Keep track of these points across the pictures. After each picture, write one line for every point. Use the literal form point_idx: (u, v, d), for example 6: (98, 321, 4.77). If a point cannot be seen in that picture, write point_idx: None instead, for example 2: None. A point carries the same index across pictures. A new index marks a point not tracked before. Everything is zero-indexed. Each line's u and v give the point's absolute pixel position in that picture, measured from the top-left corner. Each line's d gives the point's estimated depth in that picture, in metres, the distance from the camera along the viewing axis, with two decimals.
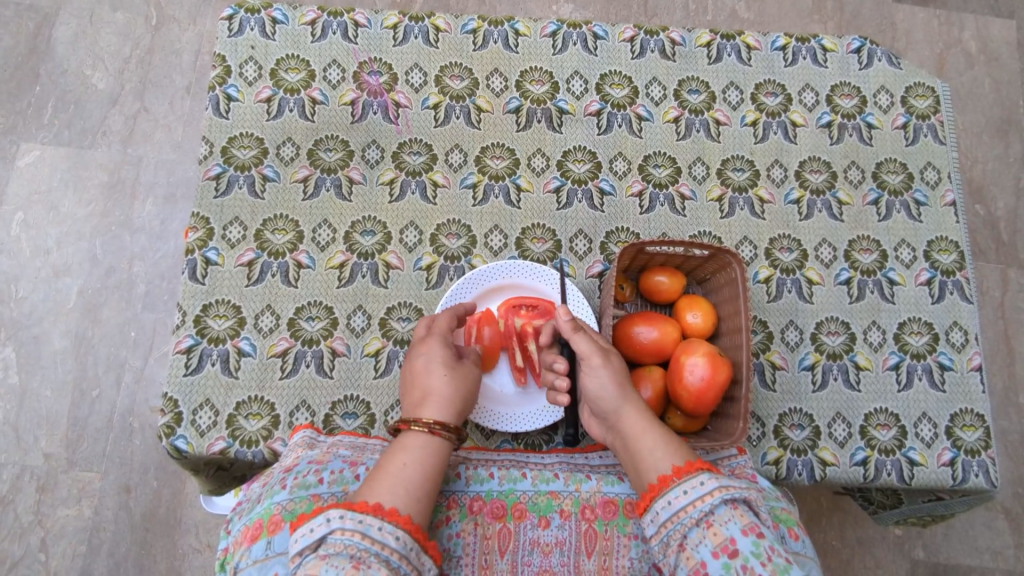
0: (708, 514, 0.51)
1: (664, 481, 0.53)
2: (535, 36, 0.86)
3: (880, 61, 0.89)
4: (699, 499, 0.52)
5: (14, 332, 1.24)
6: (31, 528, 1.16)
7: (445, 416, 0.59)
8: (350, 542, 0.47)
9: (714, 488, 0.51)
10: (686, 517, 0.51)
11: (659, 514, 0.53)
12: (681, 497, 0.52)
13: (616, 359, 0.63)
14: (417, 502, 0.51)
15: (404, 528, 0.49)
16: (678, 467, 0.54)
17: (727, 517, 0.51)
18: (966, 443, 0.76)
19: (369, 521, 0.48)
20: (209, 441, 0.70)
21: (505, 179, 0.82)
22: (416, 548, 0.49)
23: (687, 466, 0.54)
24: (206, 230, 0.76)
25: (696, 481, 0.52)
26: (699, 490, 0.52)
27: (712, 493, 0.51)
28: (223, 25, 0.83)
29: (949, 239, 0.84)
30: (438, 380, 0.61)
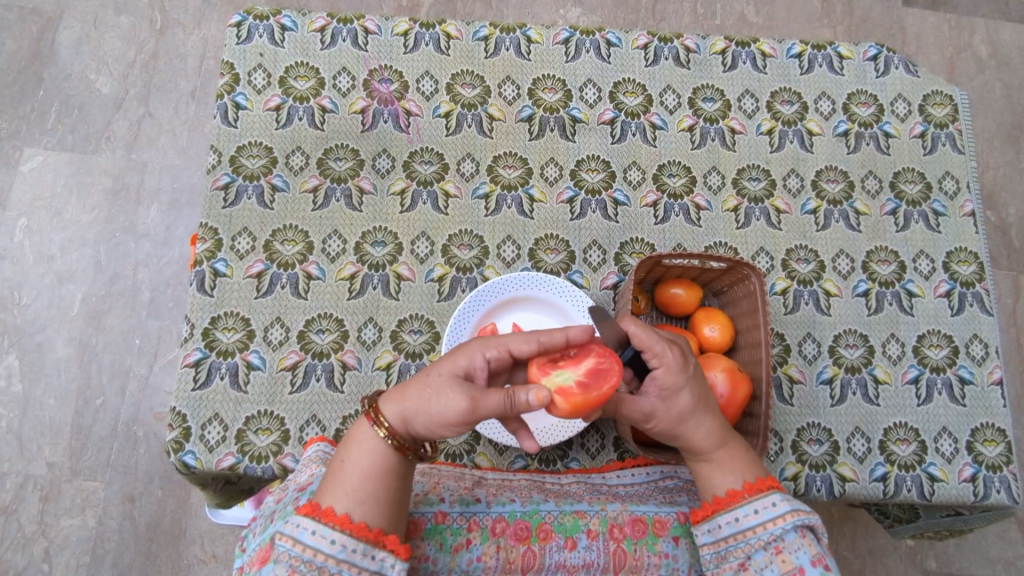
0: (777, 539, 0.53)
1: (733, 496, 0.55)
2: (547, 43, 0.85)
3: (898, 69, 0.88)
4: (769, 521, 0.54)
5: (17, 339, 1.23)
6: (34, 537, 1.15)
7: (391, 414, 0.54)
8: (283, 548, 0.50)
9: (786, 512, 0.53)
10: (752, 538, 0.54)
11: (722, 528, 0.55)
12: (751, 517, 0.54)
13: (661, 414, 0.56)
14: (363, 503, 0.52)
15: (340, 530, 0.51)
16: (750, 484, 0.56)
17: (797, 545, 0.52)
18: (987, 459, 0.75)
19: (303, 525, 0.50)
20: (218, 457, 0.69)
21: (517, 189, 0.80)
22: (359, 547, 0.50)
23: (759, 485, 0.56)
24: (215, 241, 0.75)
25: (768, 502, 0.54)
26: (770, 512, 0.54)
27: (784, 517, 0.53)
28: (230, 32, 0.81)
29: (969, 250, 0.82)
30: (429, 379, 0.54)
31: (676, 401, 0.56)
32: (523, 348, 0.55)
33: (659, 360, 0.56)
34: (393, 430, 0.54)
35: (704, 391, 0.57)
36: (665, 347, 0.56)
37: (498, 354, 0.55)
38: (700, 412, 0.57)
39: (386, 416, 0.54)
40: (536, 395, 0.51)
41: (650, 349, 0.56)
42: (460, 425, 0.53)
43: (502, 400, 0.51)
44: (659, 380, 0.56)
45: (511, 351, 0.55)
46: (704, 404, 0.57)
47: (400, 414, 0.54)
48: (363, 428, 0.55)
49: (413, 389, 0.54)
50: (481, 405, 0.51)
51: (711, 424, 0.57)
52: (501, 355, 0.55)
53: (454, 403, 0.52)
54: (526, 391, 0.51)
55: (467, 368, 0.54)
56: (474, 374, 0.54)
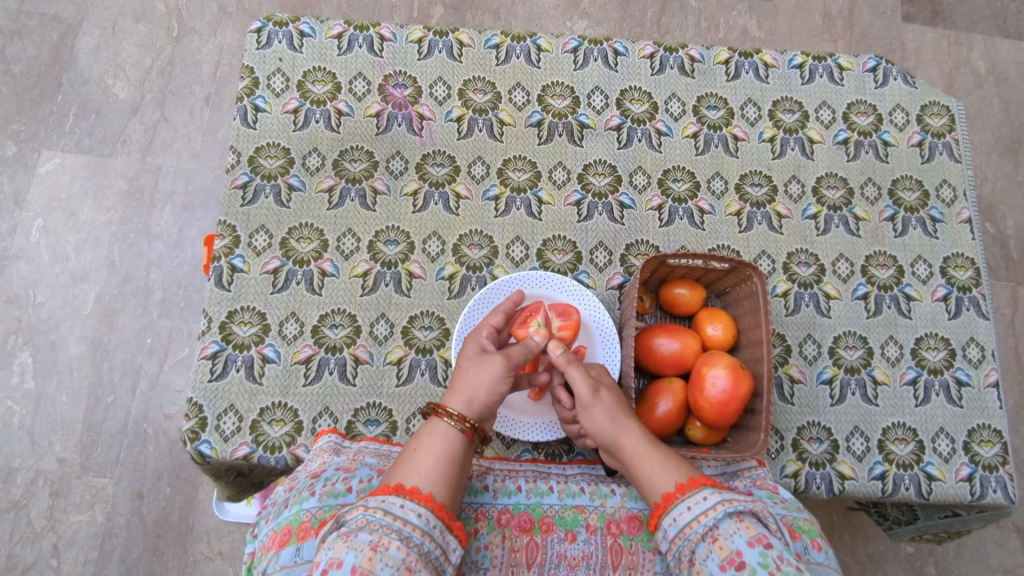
0: (712, 528, 0.53)
1: (668, 498, 0.56)
2: (557, 51, 0.88)
3: (896, 80, 0.90)
4: (703, 514, 0.53)
5: (32, 337, 1.25)
6: (44, 533, 1.16)
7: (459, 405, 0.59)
8: (372, 518, 0.48)
9: (717, 502, 0.53)
10: (691, 533, 0.53)
11: (667, 531, 0.55)
12: (686, 513, 0.54)
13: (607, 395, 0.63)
14: (443, 483, 0.53)
15: (425, 505, 0.50)
16: (682, 483, 0.56)
17: (732, 530, 0.52)
18: (984, 459, 0.77)
19: (390, 499, 0.50)
20: (233, 446, 0.71)
21: (527, 192, 0.83)
22: (438, 525, 0.50)
23: (691, 483, 0.56)
24: (233, 238, 0.77)
25: (699, 497, 0.54)
26: (702, 505, 0.54)
27: (715, 507, 0.53)
28: (251, 37, 0.84)
29: (966, 256, 0.84)
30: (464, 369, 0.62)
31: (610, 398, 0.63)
32: (498, 320, 0.69)
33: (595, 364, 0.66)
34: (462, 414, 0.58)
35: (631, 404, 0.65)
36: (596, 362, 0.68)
37: (488, 335, 0.67)
38: (630, 412, 0.63)
39: (452, 408, 0.58)
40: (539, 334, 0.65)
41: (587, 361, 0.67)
42: (509, 375, 0.62)
43: (521, 348, 0.64)
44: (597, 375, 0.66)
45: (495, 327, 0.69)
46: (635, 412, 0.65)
47: (465, 402, 0.59)
48: (430, 424, 0.58)
49: (457, 382, 0.61)
50: (512, 351, 0.63)
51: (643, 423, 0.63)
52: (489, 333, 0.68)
53: (494, 361, 0.62)
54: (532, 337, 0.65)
55: (478, 350, 0.65)
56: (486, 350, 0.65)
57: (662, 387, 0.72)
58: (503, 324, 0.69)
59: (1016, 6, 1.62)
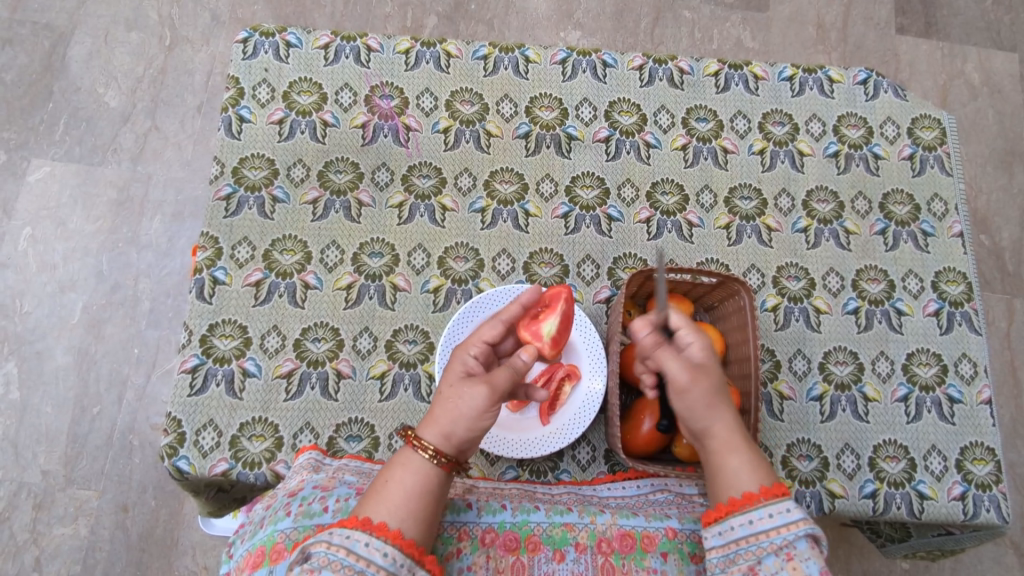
0: (789, 545, 0.51)
1: (749, 498, 0.53)
2: (545, 63, 0.87)
3: (886, 93, 0.90)
4: (783, 526, 0.51)
5: (17, 347, 1.24)
6: (26, 546, 1.15)
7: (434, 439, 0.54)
8: (335, 558, 0.48)
9: (801, 518, 0.51)
10: (764, 541, 0.51)
11: (735, 529, 0.52)
12: (765, 520, 0.52)
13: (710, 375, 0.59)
14: (414, 518, 0.51)
15: (392, 543, 0.49)
16: (766, 487, 0.53)
17: (809, 554, 0.50)
18: (977, 477, 0.76)
19: (355, 536, 0.48)
20: (212, 462, 0.70)
21: (513, 204, 0.82)
22: (406, 563, 0.49)
23: (776, 489, 0.53)
24: (215, 249, 0.77)
25: (783, 507, 0.52)
26: (785, 517, 0.51)
27: (798, 523, 0.51)
28: (237, 48, 0.84)
29: (957, 270, 0.84)
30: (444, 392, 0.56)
31: (704, 380, 0.59)
32: (492, 333, 0.61)
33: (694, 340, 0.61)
34: (438, 449, 0.53)
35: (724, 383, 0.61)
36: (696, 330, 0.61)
37: (478, 349, 0.60)
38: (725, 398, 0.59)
39: (427, 442, 0.53)
40: (529, 354, 0.58)
41: (683, 329, 0.61)
42: (493, 405, 0.55)
43: (508, 371, 0.57)
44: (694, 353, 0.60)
45: (487, 340, 0.60)
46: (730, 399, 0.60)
47: (439, 435, 0.53)
48: (404, 454, 0.54)
49: (436, 409, 0.55)
50: (496, 379, 0.55)
51: (732, 413, 0.58)
52: (479, 347, 0.60)
53: (475, 390, 0.55)
54: (520, 357, 0.58)
55: (463, 369, 0.58)
56: (473, 371, 0.58)
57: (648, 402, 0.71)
58: (500, 336, 0.61)
59: (1009, 18, 1.62)
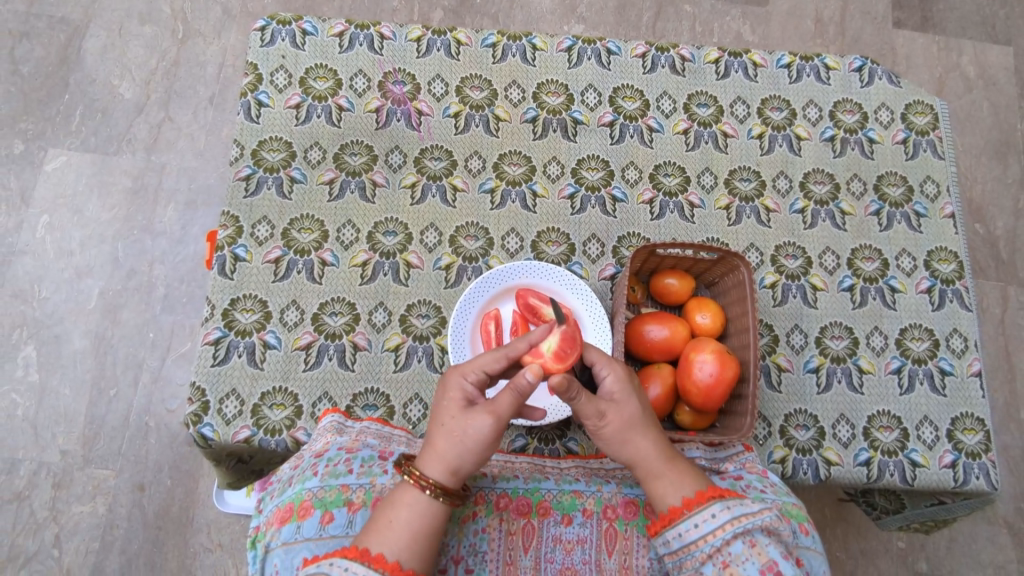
0: (720, 550, 0.55)
1: (675, 513, 0.56)
2: (551, 51, 0.91)
3: (880, 80, 0.93)
4: (710, 533, 0.55)
5: (36, 331, 1.27)
6: (45, 523, 1.18)
7: (439, 475, 0.56)
8: None
9: (726, 521, 0.55)
10: (697, 551, 0.55)
11: (671, 542, 0.56)
12: (693, 530, 0.55)
13: (629, 405, 0.60)
14: (411, 551, 0.53)
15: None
16: (690, 498, 0.57)
17: (743, 556, 0.54)
18: (967, 446, 0.79)
19: (353, 567, 0.51)
20: (234, 429, 0.73)
21: (521, 185, 0.85)
22: None
23: (700, 497, 0.56)
24: (236, 228, 0.80)
25: (708, 514, 0.55)
26: (710, 524, 0.55)
27: (723, 527, 0.55)
28: (255, 35, 0.87)
29: (949, 249, 0.87)
30: (447, 423, 0.58)
31: (624, 409, 0.60)
32: (495, 366, 0.61)
33: (609, 373, 0.61)
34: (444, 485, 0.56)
35: (647, 409, 0.61)
36: (611, 361, 0.62)
37: (478, 376, 0.61)
38: (645, 424, 0.60)
39: (432, 478, 0.56)
40: (534, 372, 0.57)
41: (599, 364, 0.62)
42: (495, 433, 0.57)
43: (511, 396, 0.58)
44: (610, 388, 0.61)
45: (487, 371, 0.61)
46: (654, 423, 0.61)
47: (445, 470, 0.56)
48: (402, 489, 0.56)
49: (440, 441, 0.57)
50: (501, 409, 0.57)
51: (653, 438, 0.60)
52: (479, 377, 0.61)
53: (482, 420, 0.57)
54: (524, 374, 0.57)
55: (462, 397, 0.60)
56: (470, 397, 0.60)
57: (651, 372, 0.74)
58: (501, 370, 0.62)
59: (1004, 13, 1.66)
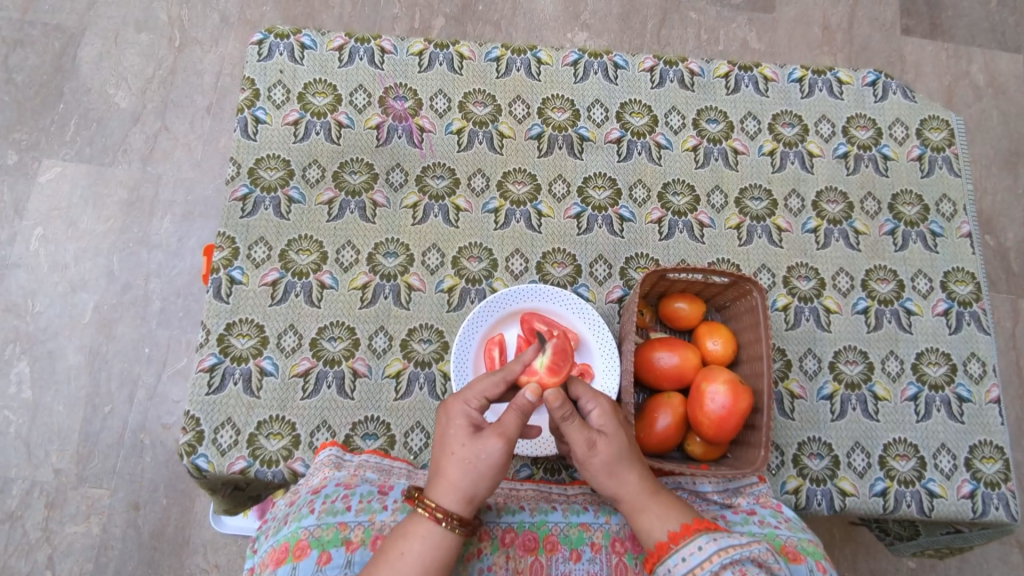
0: None
1: (662, 548, 0.55)
2: (557, 65, 0.88)
3: (895, 94, 0.90)
4: (698, 566, 0.53)
5: (29, 346, 1.25)
6: (38, 544, 1.16)
7: (455, 505, 0.54)
8: None
9: (712, 552, 0.53)
10: None
11: None
12: (681, 565, 0.54)
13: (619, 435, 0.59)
14: None
15: None
16: (675, 532, 0.56)
17: None
18: (986, 476, 0.77)
19: None
20: (230, 460, 0.71)
21: (526, 205, 0.83)
22: None
23: (684, 531, 0.55)
24: (232, 249, 0.77)
25: (694, 546, 0.54)
26: (697, 556, 0.53)
27: (710, 557, 0.53)
28: (252, 49, 0.85)
29: (966, 270, 0.84)
30: (455, 451, 0.56)
31: (614, 441, 0.59)
32: (495, 391, 0.60)
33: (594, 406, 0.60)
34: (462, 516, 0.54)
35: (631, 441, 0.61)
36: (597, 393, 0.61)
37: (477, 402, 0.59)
38: (631, 458, 0.59)
39: (450, 510, 0.54)
40: (533, 390, 0.57)
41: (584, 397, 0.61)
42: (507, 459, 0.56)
43: (517, 417, 0.57)
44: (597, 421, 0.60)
45: (486, 396, 0.60)
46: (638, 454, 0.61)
47: (461, 499, 0.54)
48: (414, 521, 0.54)
49: (451, 470, 0.55)
50: (510, 431, 0.56)
51: (640, 470, 0.59)
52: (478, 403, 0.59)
53: (492, 446, 0.55)
54: (523, 393, 0.57)
55: (466, 423, 0.57)
56: (474, 422, 0.58)
57: (660, 402, 0.72)
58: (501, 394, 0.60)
59: (1014, 20, 1.63)
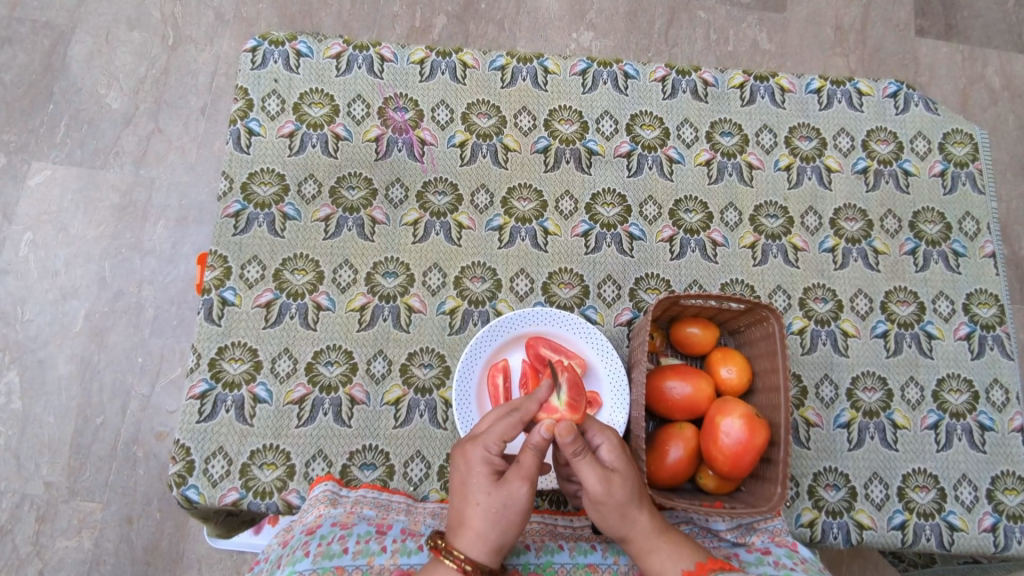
0: None
1: None
2: (564, 74, 0.84)
3: (917, 106, 0.87)
4: None
5: (19, 356, 1.21)
6: (29, 559, 1.13)
7: (482, 554, 0.51)
8: None
9: None
10: None
11: None
12: None
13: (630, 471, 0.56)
14: None
15: None
16: (692, 572, 0.53)
17: None
18: (1008, 508, 0.74)
19: None
20: (221, 492, 0.67)
21: (532, 222, 0.79)
22: None
23: (701, 570, 0.53)
24: (224, 269, 0.74)
25: None
26: None
27: None
28: (245, 57, 0.81)
29: (990, 292, 0.81)
30: (478, 498, 0.53)
31: (625, 479, 0.55)
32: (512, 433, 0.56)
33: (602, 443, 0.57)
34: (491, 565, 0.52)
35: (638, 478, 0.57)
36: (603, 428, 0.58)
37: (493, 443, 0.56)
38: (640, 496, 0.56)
39: (478, 560, 0.51)
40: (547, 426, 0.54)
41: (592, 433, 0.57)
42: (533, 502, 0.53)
43: (537, 457, 0.54)
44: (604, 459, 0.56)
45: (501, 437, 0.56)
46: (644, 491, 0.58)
47: (488, 548, 0.52)
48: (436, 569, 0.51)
49: (475, 518, 0.52)
50: (534, 474, 0.53)
51: (650, 508, 0.56)
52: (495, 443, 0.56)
53: (518, 490, 0.53)
54: (536, 431, 0.54)
55: (486, 468, 0.54)
56: (493, 465, 0.54)
57: (672, 433, 0.68)
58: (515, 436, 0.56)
59: None
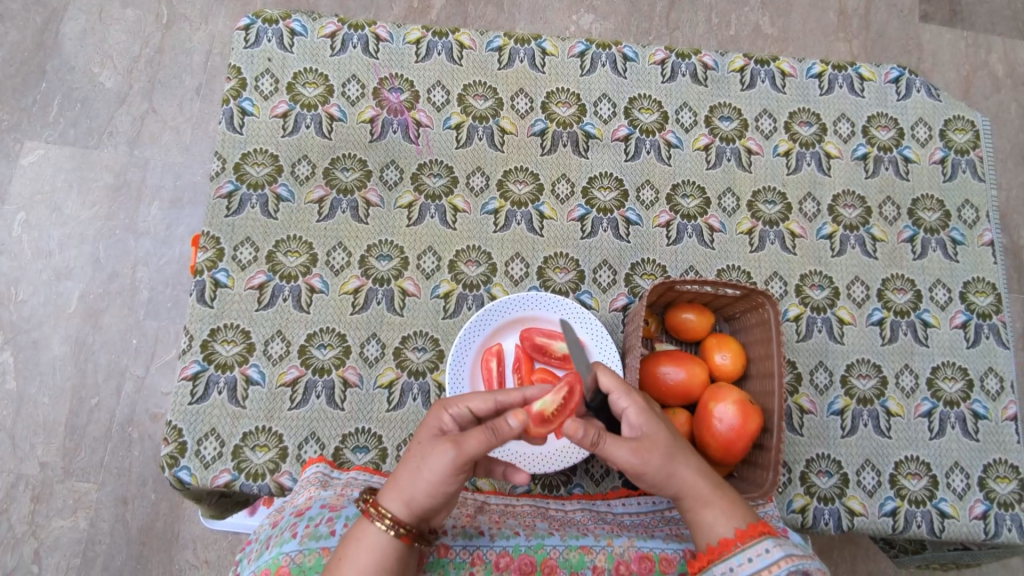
0: None
1: (726, 545, 0.52)
2: (562, 56, 0.83)
3: (919, 92, 0.86)
4: (765, 569, 0.49)
5: (13, 336, 1.21)
6: (25, 538, 1.14)
7: (395, 508, 0.52)
8: None
9: (780, 557, 0.49)
10: None
11: None
12: (746, 565, 0.50)
13: (662, 431, 0.55)
14: None
15: None
16: (741, 530, 0.52)
17: None
18: (999, 496, 0.74)
19: None
20: (213, 474, 0.67)
21: (528, 206, 0.78)
22: None
23: (751, 531, 0.52)
24: (217, 250, 0.73)
25: (761, 548, 0.50)
26: (765, 559, 0.50)
27: (779, 562, 0.49)
28: (239, 35, 0.79)
29: (987, 280, 0.81)
30: (413, 454, 0.54)
31: (658, 441, 0.55)
32: (481, 407, 0.57)
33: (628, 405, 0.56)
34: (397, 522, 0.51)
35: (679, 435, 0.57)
36: (630, 389, 0.57)
37: (460, 412, 0.57)
38: (684, 450, 0.56)
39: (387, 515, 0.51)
40: (518, 418, 0.54)
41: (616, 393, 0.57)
42: (456, 473, 0.51)
43: (483, 437, 0.52)
44: (632, 422, 0.56)
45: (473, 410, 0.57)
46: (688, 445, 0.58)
47: (400, 503, 0.52)
48: (360, 526, 0.52)
49: (401, 472, 0.53)
50: (465, 445, 0.51)
51: (696, 463, 0.56)
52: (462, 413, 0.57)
53: (441, 456, 0.51)
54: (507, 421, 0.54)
55: (438, 430, 0.55)
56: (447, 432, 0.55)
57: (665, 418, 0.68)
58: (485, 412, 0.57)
59: None
